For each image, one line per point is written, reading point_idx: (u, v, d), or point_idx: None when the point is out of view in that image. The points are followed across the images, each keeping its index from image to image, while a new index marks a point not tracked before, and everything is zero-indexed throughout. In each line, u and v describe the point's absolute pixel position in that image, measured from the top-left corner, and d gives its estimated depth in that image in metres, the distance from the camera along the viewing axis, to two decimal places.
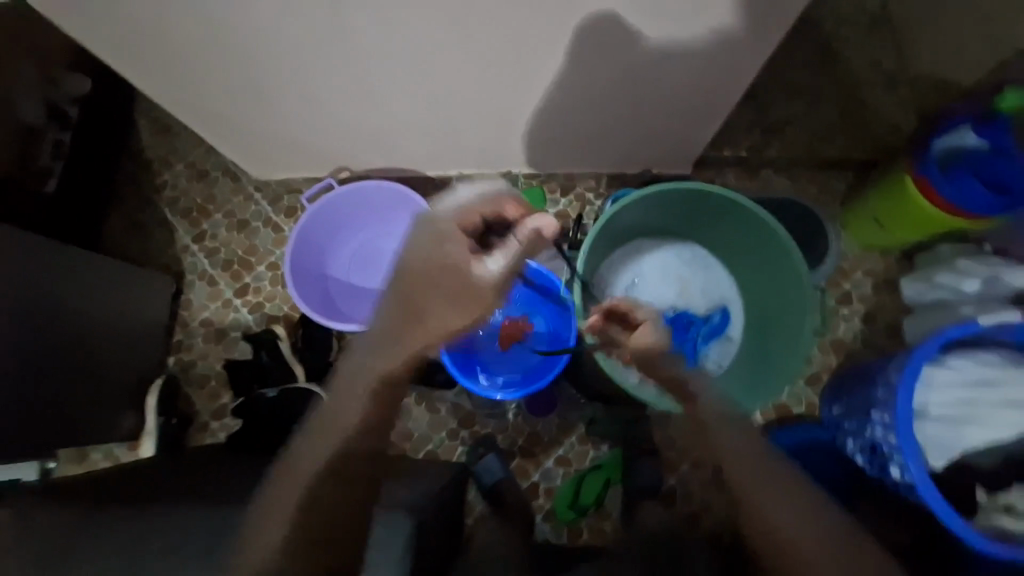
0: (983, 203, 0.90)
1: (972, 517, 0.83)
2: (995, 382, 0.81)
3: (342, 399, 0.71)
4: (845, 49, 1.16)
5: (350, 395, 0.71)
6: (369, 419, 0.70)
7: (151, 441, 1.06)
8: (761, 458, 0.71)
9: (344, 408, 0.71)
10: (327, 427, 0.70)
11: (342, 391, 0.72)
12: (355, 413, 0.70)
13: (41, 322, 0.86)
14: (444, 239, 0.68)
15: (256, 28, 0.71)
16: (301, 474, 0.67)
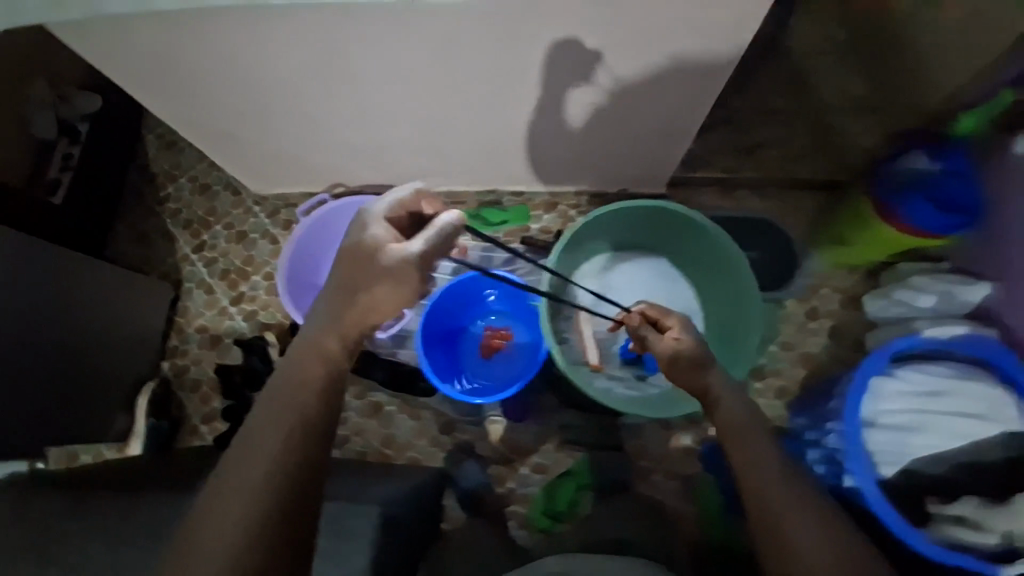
0: (944, 220, 1.00)
1: (925, 527, 0.86)
2: (947, 394, 0.87)
3: (280, 400, 0.61)
4: (815, 76, 1.27)
5: (290, 396, 0.61)
6: (310, 417, 0.61)
7: (140, 442, 1.12)
8: (773, 464, 0.62)
9: (282, 411, 0.60)
10: (261, 427, 0.60)
11: (282, 392, 0.62)
12: (294, 411, 0.60)
13: (33, 324, 0.92)
14: (366, 224, 0.70)
15: (255, 52, 0.78)
16: (231, 482, 0.57)
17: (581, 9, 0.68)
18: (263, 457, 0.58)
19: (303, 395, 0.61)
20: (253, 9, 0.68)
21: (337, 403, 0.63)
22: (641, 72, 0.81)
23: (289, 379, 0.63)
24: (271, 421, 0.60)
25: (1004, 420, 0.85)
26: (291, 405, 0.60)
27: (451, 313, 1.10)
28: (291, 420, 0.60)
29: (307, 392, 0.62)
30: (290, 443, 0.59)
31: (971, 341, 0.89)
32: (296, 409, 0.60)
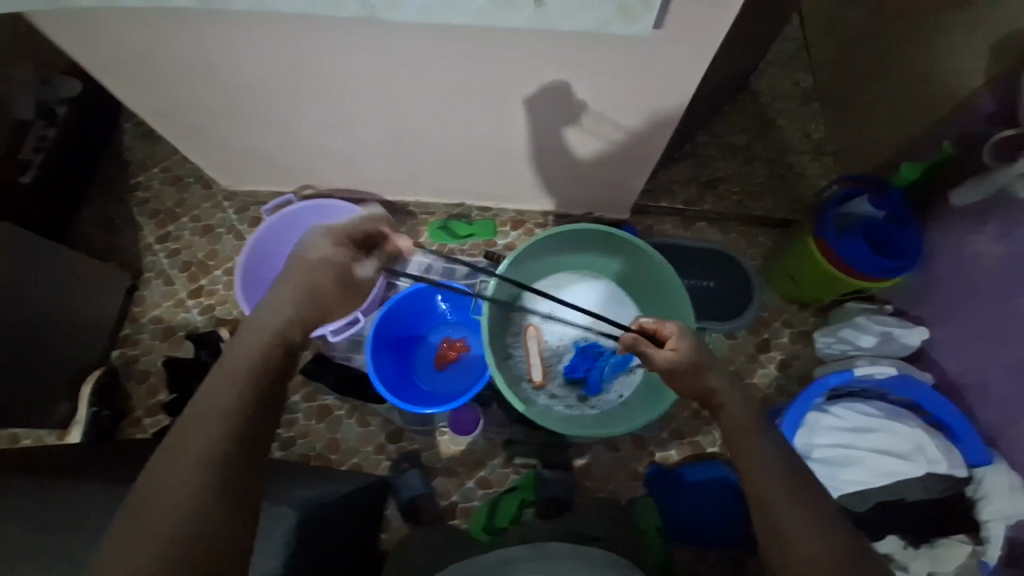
0: (877, 263, 1.00)
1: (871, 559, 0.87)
2: (874, 431, 0.91)
3: (225, 385, 0.58)
4: (779, 119, 1.37)
5: (236, 381, 0.58)
6: (247, 400, 0.57)
7: (79, 430, 1.07)
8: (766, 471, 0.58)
9: (228, 394, 0.57)
10: (198, 414, 0.55)
11: (229, 377, 0.58)
12: (228, 394, 0.57)
13: None
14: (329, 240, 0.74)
15: (228, 54, 0.79)
16: (174, 460, 0.53)
17: (539, 42, 0.71)
18: (208, 436, 0.54)
19: (252, 380, 0.59)
20: (230, 14, 0.71)
21: (277, 389, 0.60)
22: (597, 106, 0.84)
23: (235, 364, 0.60)
24: (216, 407, 0.56)
25: (925, 461, 0.88)
26: (239, 390, 0.57)
27: (406, 320, 1.12)
28: (236, 406, 0.56)
29: (256, 378, 0.59)
30: (235, 429, 0.55)
31: (904, 382, 0.92)
32: (245, 394, 0.57)
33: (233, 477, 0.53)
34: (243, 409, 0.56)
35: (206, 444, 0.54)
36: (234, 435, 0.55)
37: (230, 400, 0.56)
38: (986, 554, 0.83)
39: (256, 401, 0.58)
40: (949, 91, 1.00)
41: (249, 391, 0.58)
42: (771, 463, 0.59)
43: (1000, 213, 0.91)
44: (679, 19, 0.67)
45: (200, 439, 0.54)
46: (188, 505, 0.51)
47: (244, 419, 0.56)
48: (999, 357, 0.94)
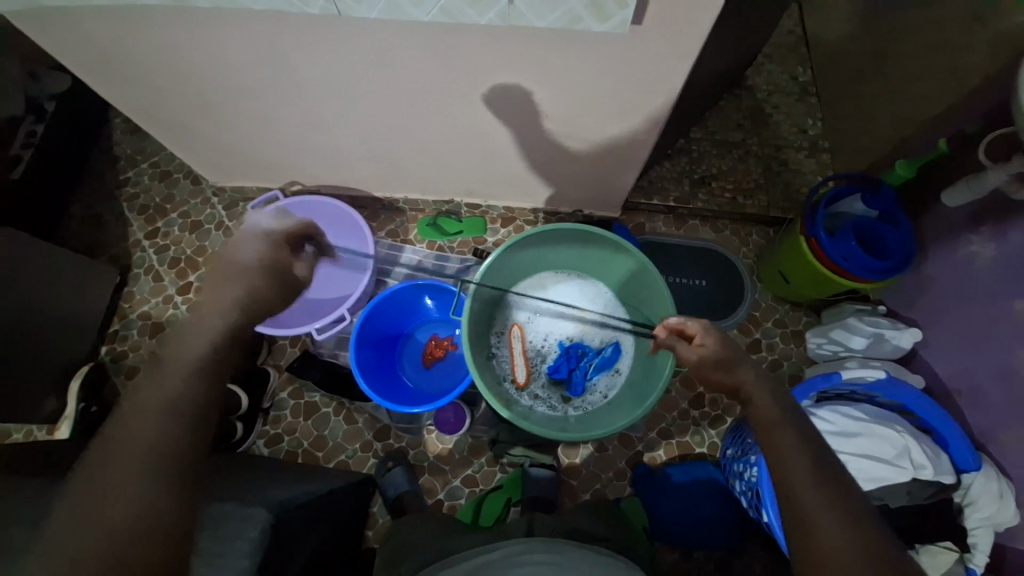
0: (866, 263, 0.97)
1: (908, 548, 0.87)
2: (858, 435, 0.88)
3: (174, 376, 0.53)
4: (775, 114, 1.35)
5: (185, 370, 0.54)
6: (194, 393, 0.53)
7: (68, 425, 1.07)
8: (805, 461, 0.52)
9: (179, 386, 0.53)
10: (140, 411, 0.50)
11: (175, 368, 0.54)
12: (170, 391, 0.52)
13: None
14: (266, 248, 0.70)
15: (208, 51, 0.78)
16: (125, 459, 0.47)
17: (518, 40, 0.70)
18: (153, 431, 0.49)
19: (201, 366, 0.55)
20: (206, 13, 0.69)
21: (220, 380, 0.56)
22: (583, 103, 0.83)
23: (184, 354, 0.55)
24: (162, 403, 0.51)
25: (911, 466, 0.85)
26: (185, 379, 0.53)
27: (392, 319, 1.12)
28: (186, 396, 0.52)
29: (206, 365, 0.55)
30: (183, 420, 0.51)
31: (891, 386, 0.90)
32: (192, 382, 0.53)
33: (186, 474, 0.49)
34: (192, 398, 0.52)
35: (151, 437, 0.49)
36: (182, 427, 0.51)
37: (179, 394, 0.52)
38: (973, 561, 0.84)
39: (207, 392, 0.54)
40: (947, 89, 0.97)
41: (201, 381, 0.54)
42: (778, 443, 0.53)
43: (994, 216, 0.89)
44: (658, 16, 0.65)
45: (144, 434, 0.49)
46: (137, 506, 0.46)
47: (196, 407, 0.52)
48: (987, 361, 0.93)
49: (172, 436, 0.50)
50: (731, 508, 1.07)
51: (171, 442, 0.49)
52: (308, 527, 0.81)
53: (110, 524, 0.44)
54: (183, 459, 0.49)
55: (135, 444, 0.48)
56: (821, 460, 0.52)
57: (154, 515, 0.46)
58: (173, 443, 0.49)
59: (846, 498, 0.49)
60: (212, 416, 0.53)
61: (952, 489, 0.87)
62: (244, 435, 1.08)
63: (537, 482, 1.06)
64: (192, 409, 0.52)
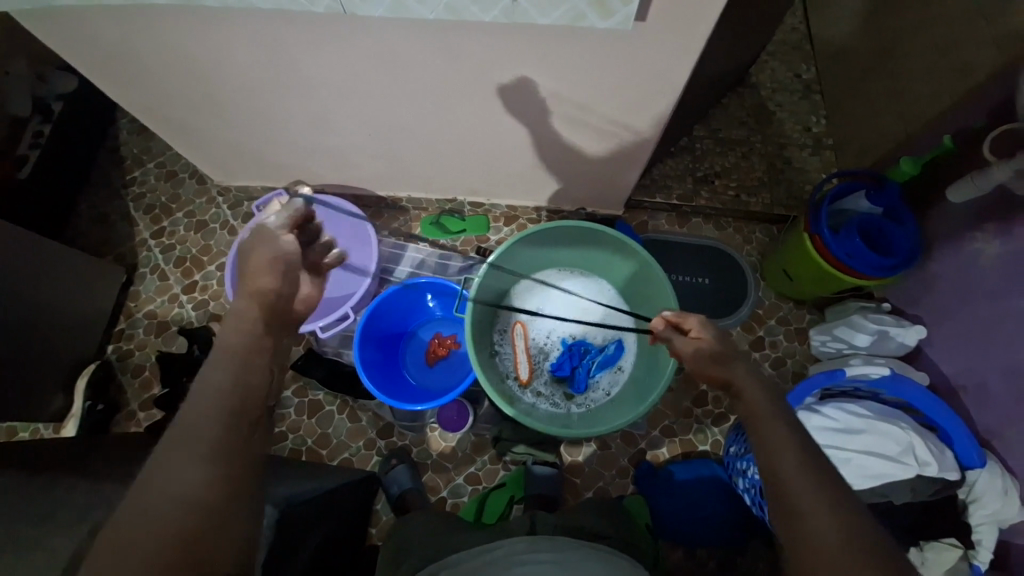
0: (872, 260, 0.96)
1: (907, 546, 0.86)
2: (861, 432, 0.88)
3: (226, 362, 0.50)
4: (779, 112, 1.34)
5: (236, 359, 0.50)
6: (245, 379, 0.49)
7: (75, 423, 1.08)
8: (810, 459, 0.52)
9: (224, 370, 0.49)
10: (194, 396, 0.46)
11: (228, 355, 0.50)
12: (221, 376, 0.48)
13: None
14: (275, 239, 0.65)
15: (213, 50, 0.79)
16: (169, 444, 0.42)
17: (521, 38, 0.70)
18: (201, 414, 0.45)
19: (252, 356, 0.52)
20: (210, 13, 0.70)
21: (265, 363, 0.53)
22: (586, 101, 0.83)
23: (235, 345, 0.52)
24: (212, 387, 0.47)
25: (916, 463, 0.85)
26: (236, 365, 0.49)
27: (396, 317, 1.13)
28: (237, 381, 0.48)
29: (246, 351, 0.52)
30: (233, 406, 0.46)
31: (895, 383, 0.90)
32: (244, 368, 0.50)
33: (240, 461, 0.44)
34: (245, 385, 0.49)
35: (201, 420, 0.44)
36: (231, 410, 0.46)
37: (230, 379, 0.48)
38: (977, 557, 0.84)
39: (256, 381, 0.50)
40: (951, 86, 0.97)
41: (250, 368, 0.50)
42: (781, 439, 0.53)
43: (999, 213, 0.89)
44: (661, 13, 0.65)
45: (196, 418, 0.44)
46: (193, 492, 0.40)
47: (246, 394, 0.48)
48: (992, 359, 0.93)
49: (223, 418, 0.45)
50: (734, 506, 1.07)
51: (217, 425, 0.44)
52: (311, 523, 0.81)
53: (162, 511, 0.39)
54: None
55: (188, 427, 0.44)
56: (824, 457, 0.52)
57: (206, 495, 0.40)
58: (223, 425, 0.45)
59: (850, 494, 0.49)
60: (261, 403, 0.49)
61: (956, 486, 0.87)
62: None
63: (540, 479, 1.06)
64: (242, 394, 0.48)
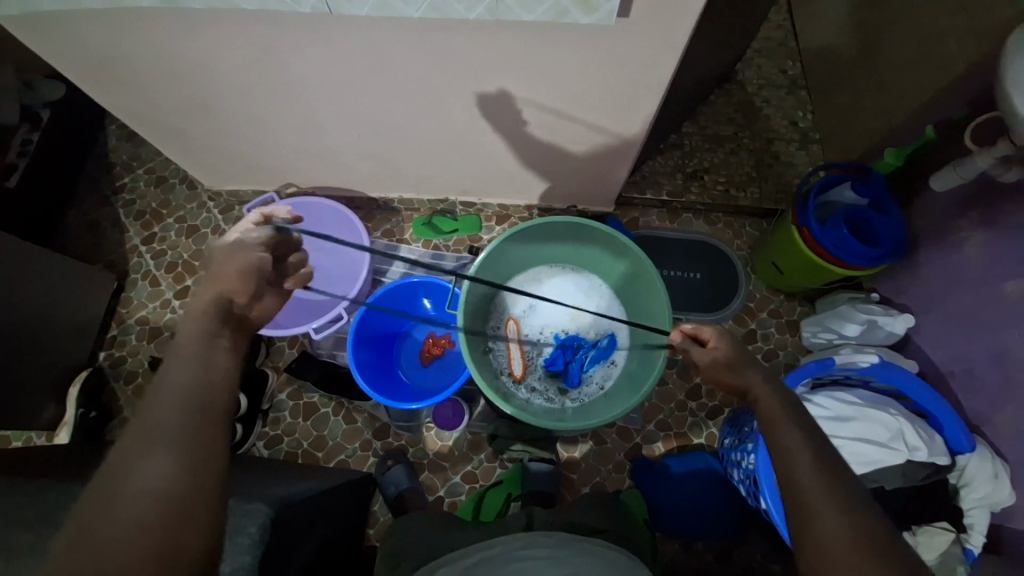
0: (859, 251, 0.97)
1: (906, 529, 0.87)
2: (852, 420, 0.89)
3: (191, 360, 0.52)
4: (765, 107, 1.36)
5: (193, 355, 0.52)
6: (209, 376, 0.51)
7: (68, 431, 1.07)
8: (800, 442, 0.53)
9: (187, 368, 0.51)
10: (152, 395, 0.49)
11: (186, 350, 0.52)
12: (180, 374, 0.50)
13: None
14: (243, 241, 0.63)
15: (202, 55, 0.79)
16: (135, 439, 0.46)
17: (506, 35, 0.71)
18: (162, 411, 0.48)
19: (210, 350, 0.53)
20: (195, 15, 0.70)
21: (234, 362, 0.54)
22: (573, 97, 0.84)
23: (190, 342, 0.53)
24: (171, 384, 0.50)
25: (906, 448, 0.86)
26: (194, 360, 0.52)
27: (389, 318, 1.13)
28: (197, 376, 0.51)
29: (216, 351, 0.53)
30: (194, 402, 0.49)
31: (885, 370, 0.91)
32: (203, 363, 0.52)
33: (207, 453, 0.47)
34: (203, 378, 0.51)
35: (164, 416, 0.47)
36: (192, 405, 0.49)
37: (191, 376, 0.50)
38: (970, 541, 0.84)
39: (222, 375, 0.52)
40: (933, 78, 0.98)
41: (210, 363, 0.52)
42: None
43: (982, 201, 0.90)
44: (643, 9, 0.66)
45: (156, 416, 0.47)
46: (166, 483, 0.44)
47: (212, 390, 0.51)
48: (979, 344, 0.94)
49: (182, 415, 0.48)
50: (731, 498, 1.07)
51: (185, 418, 0.48)
52: (308, 524, 0.81)
53: (133, 505, 0.42)
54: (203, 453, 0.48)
55: (147, 424, 0.47)
56: (812, 445, 0.53)
57: (178, 484, 0.44)
58: (184, 421, 0.48)
59: (839, 479, 0.50)
60: (226, 397, 0.51)
61: (946, 470, 0.88)
62: (244, 437, 1.08)
63: (538, 476, 1.06)
64: (201, 389, 0.50)
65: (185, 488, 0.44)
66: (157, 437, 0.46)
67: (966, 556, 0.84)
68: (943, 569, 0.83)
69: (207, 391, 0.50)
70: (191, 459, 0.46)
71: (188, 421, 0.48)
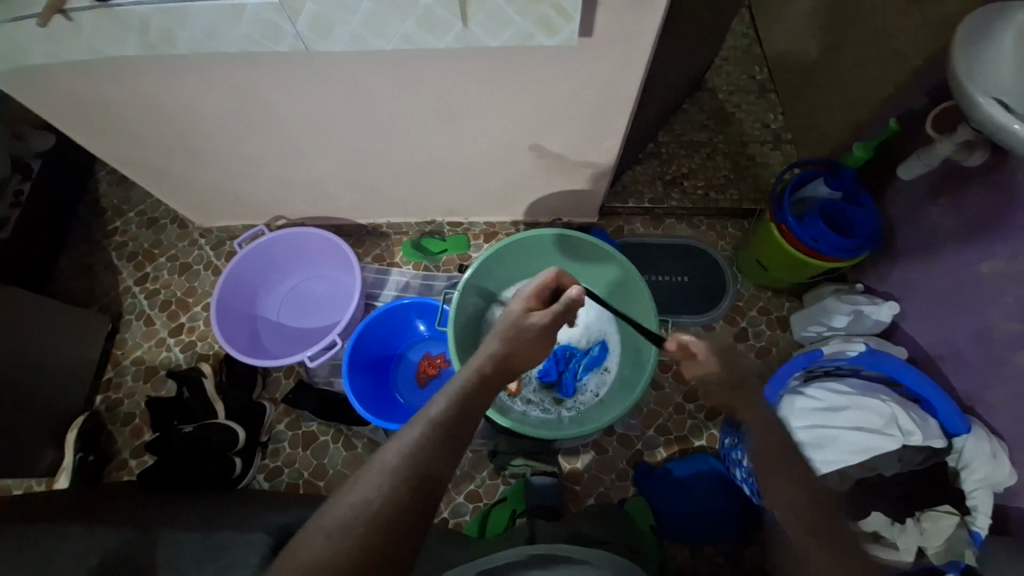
0: (835, 243, 1.00)
1: (914, 513, 0.88)
2: (844, 409, 0.91)
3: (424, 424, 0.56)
4: (737, 112, 1.41)
5: (450, 390, 0.60)
6: (432, 452, 0.54)
7: (66, 478, 1.06)
8: None
9: (424, 433, 0.55)
10: (381, 459, 0.53)
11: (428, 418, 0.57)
12: (412, 439, 0.55)
13: None
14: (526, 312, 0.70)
15: (187, 99, 0.82)
16: (362, 486, 0.51)
17: (478, 60, 0.74)
18: (380, 479, 0.51)
19: (468, 395, 0.60)
20: (175, 61, 0.74)
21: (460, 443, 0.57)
22: (546, 113, 0.87)
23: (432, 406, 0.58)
24: (395, 452, 0.53)
25: (900, 433, 0.88)
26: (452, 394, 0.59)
27: (382, 342, 1.14)
28: (448, 414, 0.57)
29: (454, 424, 0.57)
30: (436, 445, 0.55)
31: (873, 358, 0.92)
32: (455, 402, 0.58)
33: (428, 501, 0.51)
34: (453, 418, 0.57)
35: (412, 444, 0.54)
36: (433, 446, 0.54)
37: (441, 412, 0.57)
38: (975, 524, 0.85)
39: (444, 450, 0.55)
40: (893, 72, 1.02)
41: (443, 438, 0.55)
42: None
43: (950, 187, 0.94)
44: (604, 27, 0.69)
45: (406, 438, 0.55)
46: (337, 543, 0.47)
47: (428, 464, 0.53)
48: (962, 326, 0.96)
49: (418, 452, 0.53)
50: (737, 498, 1.07)
51: (394, 492, 0.50)
52: None
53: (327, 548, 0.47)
54: (376, 527, 0.49)
55: (399, 445, 0.54)
56: None
57: (351, 547, 0.47)
58: (421, 456, 0.53)
59: None
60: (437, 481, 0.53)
61: (944, 453, 0.89)
62: (243, 471, 1.08)
63: (540, 490, 1.06)
64: (438, 434, 0.55)
65: (394, 525, 0.49)
66: (375, 495, 0.50)
67: (972, 539, 0.84)
68: (944, 553, 0.85)
69: (450, 438, 0.56)
70: (393, 518, 0.49)
71: (418, 469, 0.52)
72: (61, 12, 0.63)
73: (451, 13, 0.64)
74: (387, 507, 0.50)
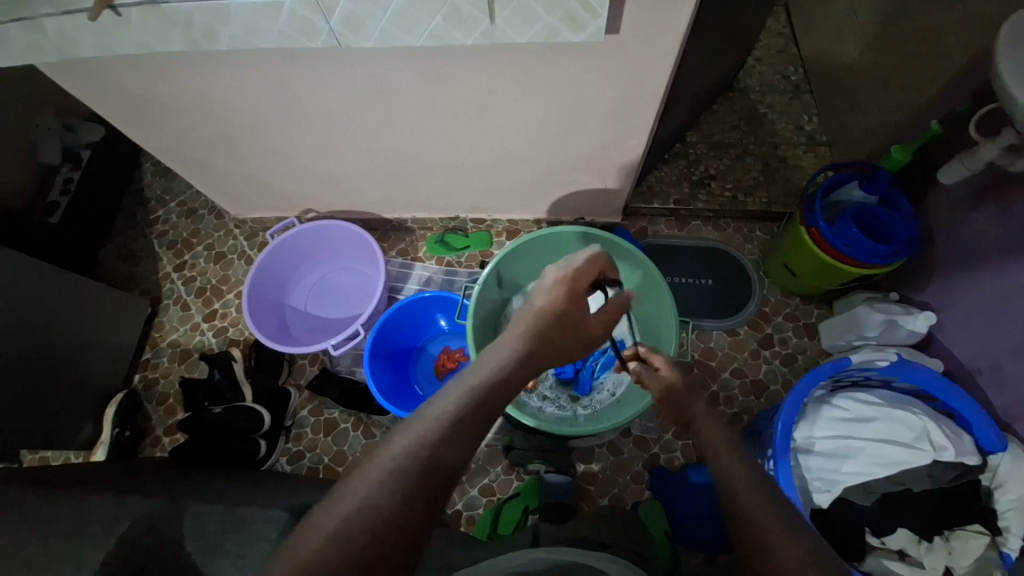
0: (871, 250, 0.96)
1: (943, 530, 0.84)
2: (872, 420, 0.88)
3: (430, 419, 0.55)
4: (770, 113, 1.37)
5: (459, 389, 0.59)
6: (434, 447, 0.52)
7: (104, 450, 1.12)
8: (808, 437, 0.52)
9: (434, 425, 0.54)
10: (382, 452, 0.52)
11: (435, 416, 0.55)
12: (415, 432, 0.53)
13: (28, 325, 0.99)
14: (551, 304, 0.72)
15: (224, 93, 0.86)
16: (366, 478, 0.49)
17: (504, 56, 0.75)
18: (383, 465, 0.51)
19: (475, 396, 0.59)
20: (215, 55, 0.77)
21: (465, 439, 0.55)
22: (570, 109, 0.87)
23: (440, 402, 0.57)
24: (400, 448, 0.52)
25: (931, 448, 0.84)
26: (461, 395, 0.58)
27: (403, 334, 1.16)
28: (456, 413, 0.56)
29: (463, 421, 0.56)
30: (446, 439, 0.54)
31: (907, 369, 0.88)
32: (463, 403, 0.57)
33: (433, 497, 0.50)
34: (461, 418, 0.56)
35: (419, 438, 0.53)
36: (438, 443, 0.53)
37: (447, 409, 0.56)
38: (1006, 545, 0.80)
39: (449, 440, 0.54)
40: (936, 71, 0.98)
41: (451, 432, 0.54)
42: None
43: (995, 193, 0.89)
44: (631, 23, 0.69)
45: (414, 431, 0.54)
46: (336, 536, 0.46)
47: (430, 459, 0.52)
48: (1004, 339, 0.91)
49: (423, 449, 0.52)
50: None
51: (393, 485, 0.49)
52: None
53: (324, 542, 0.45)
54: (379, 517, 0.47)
55: (404, 438, 0.53)
56: None
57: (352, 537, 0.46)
58: (427, 453, 0.52)
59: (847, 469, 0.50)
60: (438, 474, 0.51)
61: (978, 471, 0.85)
62: (267, 453, 1.12)
63: (554, 488, 1.07)
64: (441, 429, 0.54)
65: (398, 518, 0.48)
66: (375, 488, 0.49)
67: (1003, 560, 0.80)
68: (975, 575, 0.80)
69: (458, 436, 0.54)
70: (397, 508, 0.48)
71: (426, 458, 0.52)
72: (112, 7, 0.67)
73: (478, 10, 0.65)
74: (385, 501, 0.48)
